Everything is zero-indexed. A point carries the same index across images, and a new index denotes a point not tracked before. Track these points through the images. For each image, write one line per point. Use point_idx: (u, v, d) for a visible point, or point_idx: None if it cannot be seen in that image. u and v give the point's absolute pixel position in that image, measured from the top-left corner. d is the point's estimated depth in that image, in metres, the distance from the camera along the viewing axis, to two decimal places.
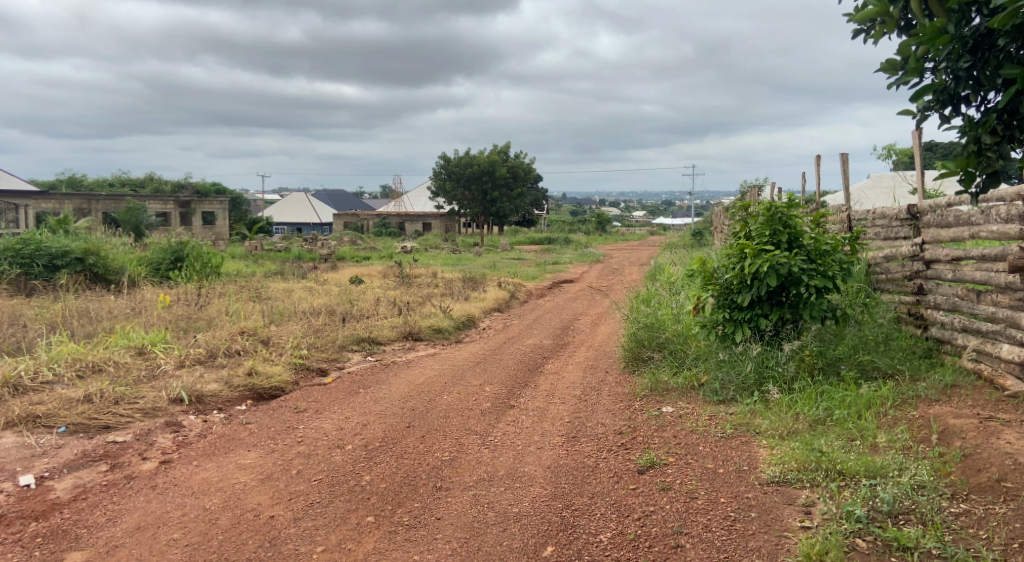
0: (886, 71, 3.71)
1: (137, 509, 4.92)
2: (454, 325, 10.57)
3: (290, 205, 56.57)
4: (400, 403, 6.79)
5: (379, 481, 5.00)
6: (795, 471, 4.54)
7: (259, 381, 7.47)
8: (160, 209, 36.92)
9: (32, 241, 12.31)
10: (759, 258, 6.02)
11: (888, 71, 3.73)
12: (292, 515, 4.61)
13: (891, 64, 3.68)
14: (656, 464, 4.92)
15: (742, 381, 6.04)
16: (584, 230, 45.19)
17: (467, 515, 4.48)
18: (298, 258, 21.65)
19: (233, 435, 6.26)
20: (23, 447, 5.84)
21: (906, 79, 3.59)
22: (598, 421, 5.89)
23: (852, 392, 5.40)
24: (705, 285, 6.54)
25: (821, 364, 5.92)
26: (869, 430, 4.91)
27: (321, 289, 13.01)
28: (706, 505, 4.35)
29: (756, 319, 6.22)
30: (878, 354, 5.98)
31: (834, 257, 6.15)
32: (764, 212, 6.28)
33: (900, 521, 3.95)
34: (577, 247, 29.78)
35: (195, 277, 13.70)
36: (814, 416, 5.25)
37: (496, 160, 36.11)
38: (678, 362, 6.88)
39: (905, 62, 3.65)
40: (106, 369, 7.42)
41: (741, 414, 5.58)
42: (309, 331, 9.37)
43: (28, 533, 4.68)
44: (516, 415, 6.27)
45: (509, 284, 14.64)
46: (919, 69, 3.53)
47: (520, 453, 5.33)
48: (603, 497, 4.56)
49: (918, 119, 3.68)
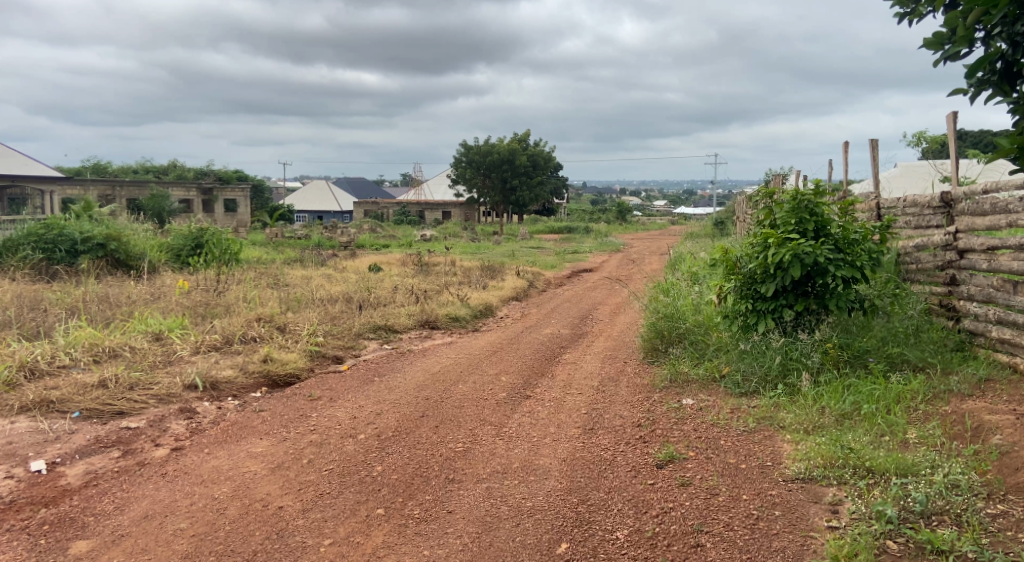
0: (931, 45, 3.50)
1: (145, 497, 4.83)
2: (471, 313, 10.46)
3: (310, 193, 56.72)
4: (413, 392, 6.66)
5: (391, 472, 4.89)
6: (822, 468, 4.36)
7: (274, 368, 7.39)
8: (183, 196, 37.07)
9: (55, 227, 12.43)
10: (784, 247, 5.84)
11: (931, 46, 3.52)
12: (301, 506, 4.50)
13: (937, 37, 3.48)
14: (676, 458, 4.76)
15: (765, 374, 5.85)
16: (605, 220, 44.87)
17: (480, 508, 4.36)
18: (319, 245, 21.67)
19: (246, 423, 6.17)
20: (36, 432, 5.80)
21: (955, 51, 3.40)
22: (616, 413, 5.74)
23: (881, 386, 5.22)
24: (728, 275, 6.36)
25: (848, 356, 5.73)
26: (899, 426, 4.72)
27: (339, 277, 12.89)
28: (728, 502, 4.19)
29: (780, 310, 6.05)
30: (908, 346, 5.78)
31: (862, 247, 5.96)
32: (789, 200, 6.08)
33: (933, 522, 3.78)
34: (597, 236, 29.52)
35: (215, 264, 13.65)
36: (841, 410, 5.05)
37: (516, 148, 35.86)
38: (699, 353, 6.68)
39: (952, 34, 3.46)
40: (122, 354, 7.37)
41: (764, 407, 5.40)
42: (326, 319, 9.29)
43: (35, 520, 4.62)
44: (532, 405, 6.14)
45: (528, 272, 14.42)
46: (970, 39, 3.34)
47: (535, 446, 5.19)
48: (621, 492, 4.42)
49: (967, 95, 3.49)
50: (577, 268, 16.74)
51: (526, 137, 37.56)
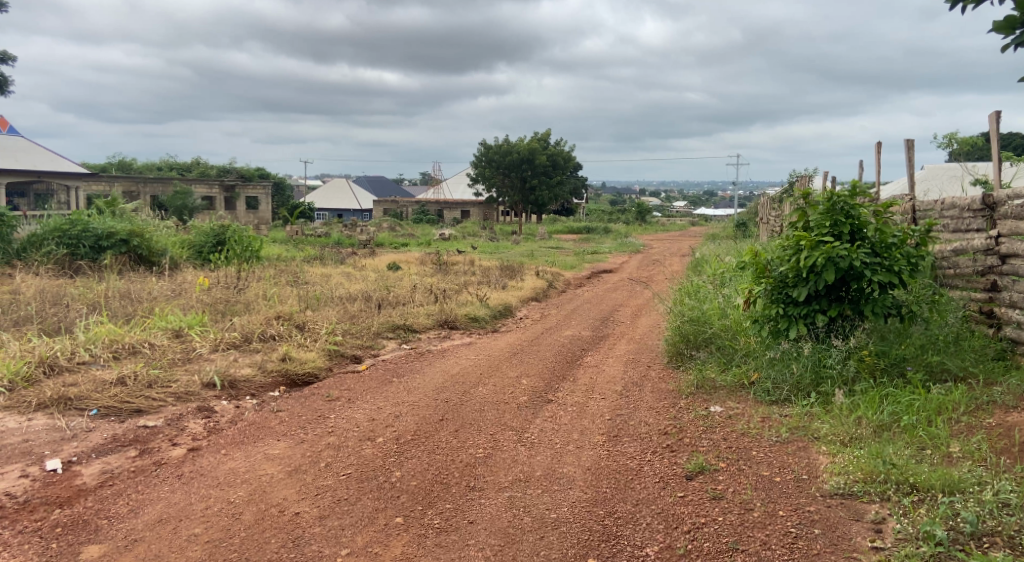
0: (1001, 29, 3.27)
1: (160, 500, 4.73)
2: (490, 314, 10.31)
3: (331, 191, 56.87)
4: (433, 394, 6.52)
5: (410, 478, 4.74)
6: (861, 483, 4.19)
7: (293, 367, 7.27)
8: (206, 193, 37.24)
9: (80, 222, 12.43)
10: (817, 251, 5.65)
11: (999, 30, 3.30)
12: (318, 513, 4.37)
13: (1009, 20, 3.25)
14: (706, 470, 4.59)
15: (797, 382, 5.66)
16: (624, 220, 44.64)
17: (502, 519, 4.21)
18: (339, 243, 21.63)
19: (264, 423, 6.06)
20: (53, 430, 5.71)
21: None
22: (641, 420, 5.57)
23: (920, 396, 5.02)
24: (758, 278, 6.16)
25: (885, 364, 5.54)
26: (942, 439, 4.55)
27: (358, 275, 12.79)
28: (763, 518, 4.02)
29: (812, 315, 5.85)
30: (947, 355, 5.57)
31: (900, 251, 5.74)
32: (824, 202, 5.89)
33: (984, 544, 3.60)
34: (616, 237, 29.32)
35: (236, 260, 13.61)
36: (879, 420, 4.87)
37: (536, 147, 35.64)
38: (726, 358, 6.49)
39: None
40: (142, 351, 7.30)
41: (797, 417, 5.21)
42: (345, 318, 9.17)
43: (48, 522, 4.53)
44: (554, 410, 5.98)
45: (547, 273, 14.25)
46: None
47: (559, 453, 5.03)
48: (649, 504, 4.25)
49: None
50: (597, 269, 16.56)
51: (547, 137, 37.34)
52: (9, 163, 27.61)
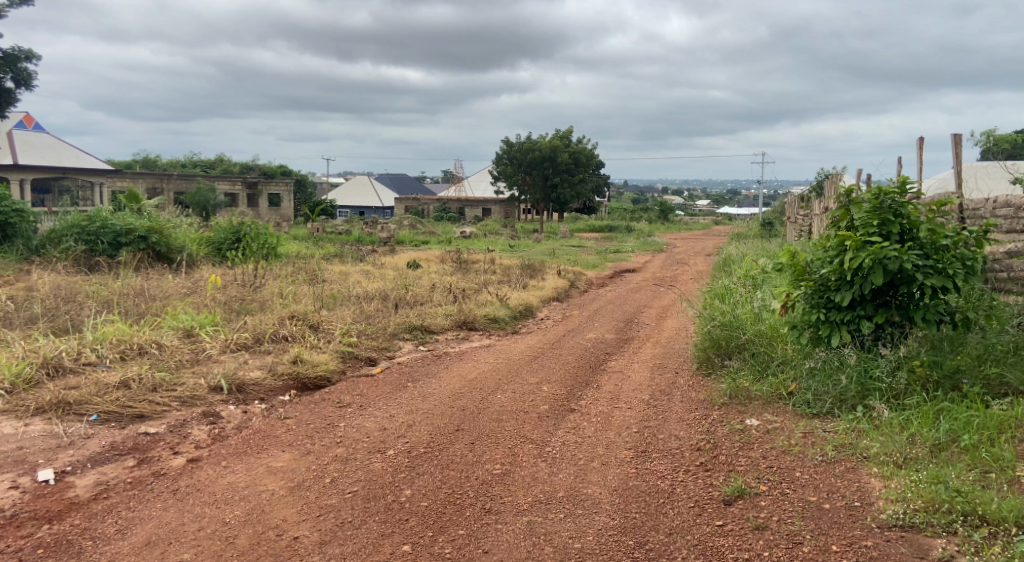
0: None
1: (151, 519, 4.38)
2: (510, 315, 9.91)
3: (353, 188, 56.84)
4: (449, 401, 6.14)
5: (421, 497, 4.36)
6: (923, 512, 3.77)
7: (305, 370, 6.91)
8: (228, 190, 37.17)
9: (99, 218, 12.17)
10: (864, 251, 5.21)
11: None
12: (319, 538, 4.01)
13: None
14: (746, 493, 4.16)
15: (840, 394, 5.23)
16: (647, 218, 44.12)
17: (520, 549, 3.82)
18: (360, 241, 21.40)
19: (270, 431, 5.70)
20: (50, 437, 5.38)
21: None
22: (672, 433, 5.14)
23: (981, 412, 4.57)
24: (796, 282, 5.70)
25: (937, 376, 5.09)
26: (1008, 462, 4.13)
27: (377, 273, 12.47)
28: (814, 555, 3.62)
29: (857, 322, 5.41)
30: (1007, 366, 5.11)
31: (954, 254, 5.27)
32: (870, 199, 5.44)
33: None
34: (640, 235, 28.74)
35: (254, 258, 13.31)
36: (935, 439, 4.44)
37: (557, 146, 35.01)
38: (761, 367, 6.02)
39: None
40: (150, 352, 6.96)
41: (844, 434, 4.78)
42: (361, 317, 8.81)
43: (31, 541, 4.19)
44: (577, 421, 5.57)
45: (569, 272, 13.84)
46: None
47: (583, 470, 4.63)
48: (683, 534, 3.85)
49: None
50: (619, 268, 16.11)
51: (569, 135, 36.90)
52: (34, 160, 27.57)
